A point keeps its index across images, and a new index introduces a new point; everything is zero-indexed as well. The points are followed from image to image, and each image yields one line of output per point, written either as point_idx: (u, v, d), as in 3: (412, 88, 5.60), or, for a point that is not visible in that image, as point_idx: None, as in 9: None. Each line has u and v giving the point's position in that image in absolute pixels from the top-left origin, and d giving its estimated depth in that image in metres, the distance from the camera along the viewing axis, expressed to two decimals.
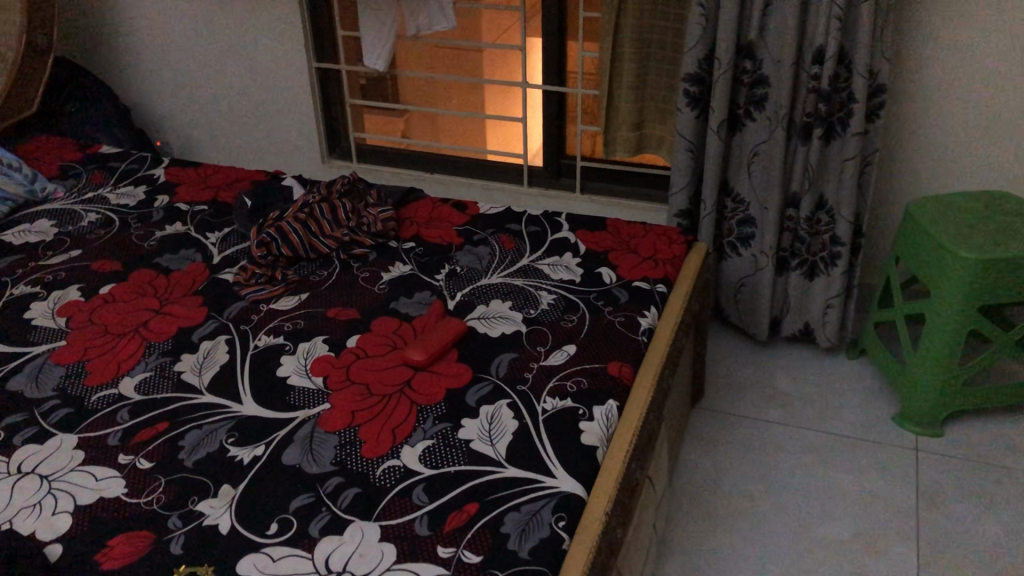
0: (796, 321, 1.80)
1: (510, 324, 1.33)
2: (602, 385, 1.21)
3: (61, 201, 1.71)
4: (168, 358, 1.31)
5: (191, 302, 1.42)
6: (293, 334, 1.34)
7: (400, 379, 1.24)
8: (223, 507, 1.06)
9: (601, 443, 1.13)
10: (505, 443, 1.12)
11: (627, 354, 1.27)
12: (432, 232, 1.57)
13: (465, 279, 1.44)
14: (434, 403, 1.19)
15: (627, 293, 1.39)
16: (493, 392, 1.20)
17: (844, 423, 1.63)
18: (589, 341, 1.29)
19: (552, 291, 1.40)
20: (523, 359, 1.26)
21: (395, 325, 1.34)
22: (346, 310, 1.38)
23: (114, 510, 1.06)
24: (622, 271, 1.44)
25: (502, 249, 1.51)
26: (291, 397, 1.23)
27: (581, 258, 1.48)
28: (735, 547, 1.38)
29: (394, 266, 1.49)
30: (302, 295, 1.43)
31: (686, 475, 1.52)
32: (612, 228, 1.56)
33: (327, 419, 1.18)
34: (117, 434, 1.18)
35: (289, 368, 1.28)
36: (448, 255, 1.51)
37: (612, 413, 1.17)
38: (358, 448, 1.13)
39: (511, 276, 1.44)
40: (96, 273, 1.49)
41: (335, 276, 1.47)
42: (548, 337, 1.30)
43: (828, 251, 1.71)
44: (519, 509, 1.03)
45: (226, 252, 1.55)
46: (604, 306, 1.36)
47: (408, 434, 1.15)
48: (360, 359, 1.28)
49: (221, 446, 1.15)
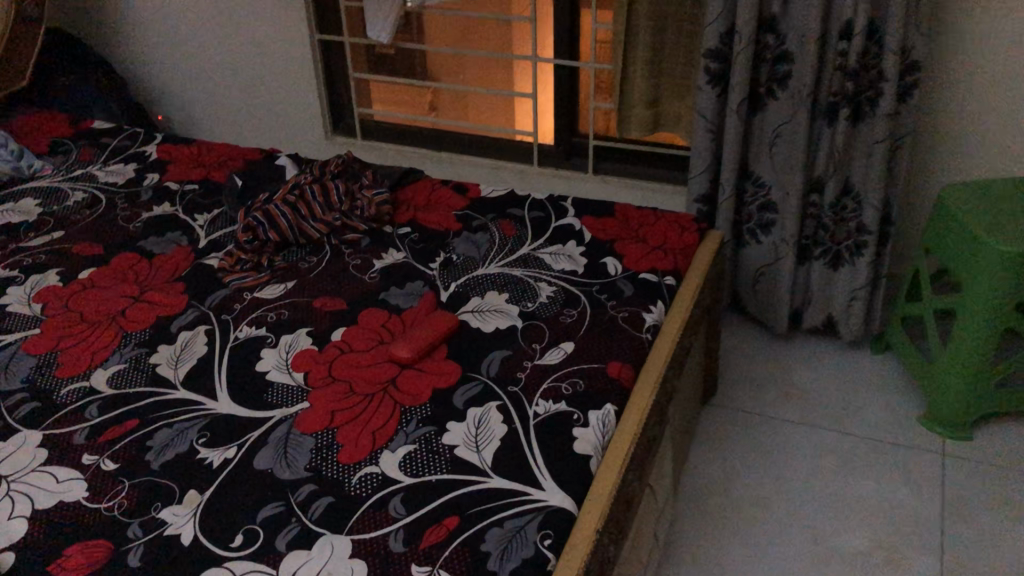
0: (819, 313, 1.70)
1: (505, 318, 1.24)
2: (600, 387, 1.12)
3: (48, 179, 1.64)
4: (144, 349, 1.25)
5: (172, 289, 1.35)
6: (275, 325, 1.27)
7: (385, 377, 1.16)
8: (188, 515, 0.99)
9: (595, 451, 1.05)
10: (492, 451, 1.04)
11: (629, 353, 1.18)
12: (428, 217, 1.49)
13: (461, 268, 1.36)
14: (419, 404, 1.12)
15: (633, 286, 1.30)
16: (483, 393, 1.12)
17: (865, 424, 1.53)
18: (588, 337, 1.20)
19: (552, 283, 1.31)
20: (516, 357, 1.17)
21: (383, 317, 1.26)
22: (333, 300, 1.31)
23: (73, 516, 1.00)
24: (628, 261, 1.35)
25: (501, 236, 1.42)
26: (269, 395, 1.15)
27: (585, 247, 1.39)
28: (744, 557, 1.30)
29: (387, 253, 1.41)
30: (288, 283, 1.35)
31: (695, 477, 1.44)
32: (620, 214, 1.47)
33: (305, 420, 1.11)
34: (83, 432, 1.11)
35: (269, 363, 1.20)
36: (445, 242, 1.42)
37: (609, 418, 1.09)
38: (335, 452, 1.06)
39: (509, 266, 1.35)
40: (78, 257, 1.43)
41: (324, 263, 1.39)
42: (545, 333, 1.21)
43: (853, 240, 1.60)
44: (502, 525, 0.96)
45: (213, 235, 1.48)
46: (607, 300, 1.27)
47: (389, 437, 1.07)
48: (344, 354, 1.20)
49: (192, 447, 1.08)
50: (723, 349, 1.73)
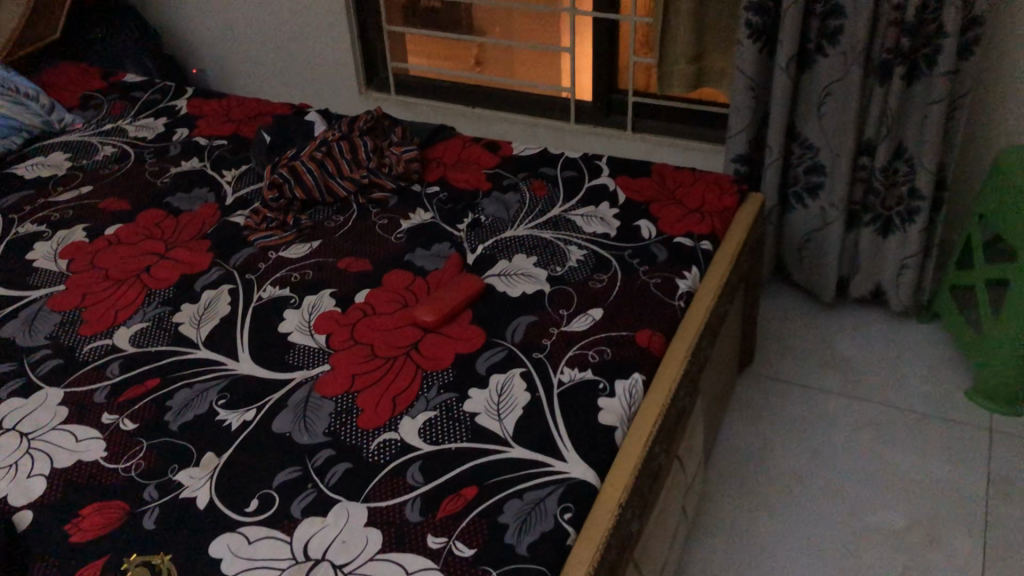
0: (867, 281, 1.64)
1: (533, 283, 1.21)
2: (628, 356, 1.09)
3: (78, 133, 1.63)
4: (168, 308, 1.23)
5: (198, 247, 1.33)
6: (299, 285, 1.24)
7: (407, 341, 1.13)
8: (204, 478, 0.98)
9: (621, 422, 1.01)
10: (514, 419, 1.01)
11: (660, 321, 1.14)
12: (458, 176, 1.45)
13: (489, 230, 1.32)
14: (441, 370, 1.09)
15: (667, 250, 1.25)
16: (507, 359, 1.09)
17: (910, 397, 1.47)
18: (617, 304, 1.16)
19: (583, 246, 1.27)
20: (543, 323, 1.14)
21: (408, 279, 1.23)
22: (358, 261, 1.28)
23: (91, 476, 0.99)
24: (663, 224, 1.30)
25: (532, 197, 1.38)
26: (290, 356, 1.13)
27: (619, 209, 1.34)
28: (776, 532, 1.26)
29: (415, 213, 1.37)
30: (314, 243, 1.32)
31: (729, 447, 1.40)
32: (657, 174, 1.41)
33: (325, 383, 1.09)
34: (104, 391, 1.11)
35: (291, 324, 1.18)
36: (474, 203, 1.38)
37: (636, 388, 1.05)
38: (354, 417, 1.04)
39: (539, 228, 1.31)
40: (105, 213, 1.42)
41: (351, 223, 1.36)
42: (573, 299, 1.17)
43: (905, 205, 1.53)
44: (521, 496, 0.93)
45: (240, 192, 1.45)
46: (639, 265, 1.23)
47: (409, 403, 1.05)
48: (366, 316, 1.18)
49: (211, 408, 1.07)
50: (763, 315, 1.68)
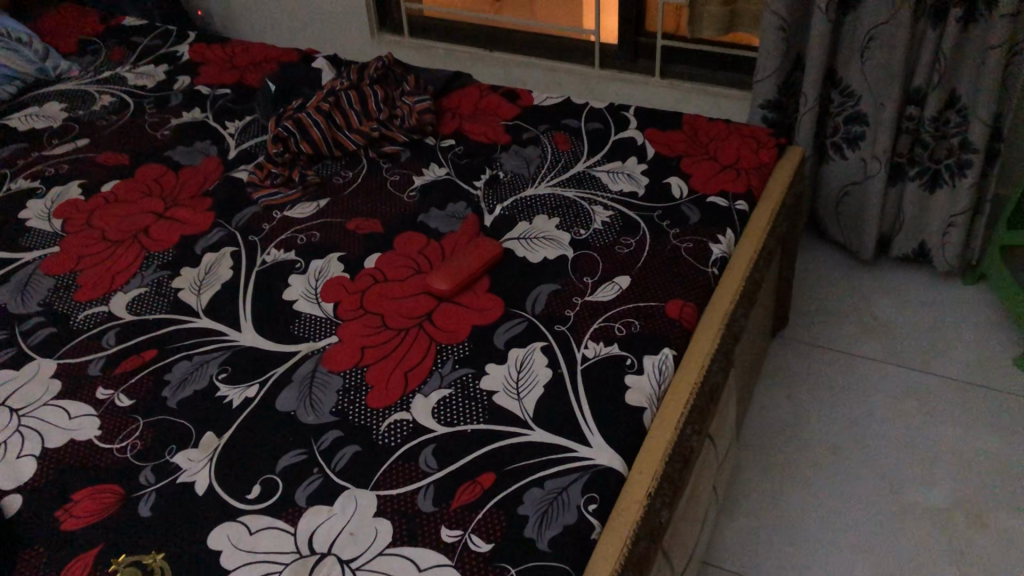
0: (911, 240, 1.55)
1: (555, 248, 1.12)
2: (658, 330, 1.01)
3: (75, 81, 1.55)
4: (167, 272, 1.16)
5: (199, 206, 1.26)
6: (306, 248, 1.17)
7: (420, 311, 1.06)
8: (203, 460, 0.92)
9: (650, 403, 0.94)
10: (534, 400, 0.94)
11: (693, 289, 1.06)
12: (475, 128, 1.36)
13: (508, 188, 1.23)
14: (456, 343, 1.01)
15: (699, 211, 1.16)
16: (527, 332, 1.01)
17: (956, 363, 1.39)
18: (646, 272, 1.08)
19: (609, 207, 1.18)
20: (566, 293, 1.06)
21: (421, 243, 1.15)
22: (368, 221, 1.20)
23: (84, 456, 0.93)
24: (695, 182, 1.21)
25: (554, 153, 1.29)
26: (295, 327, 1.06)
27: (648, 165, 1.25)
28: (812, 508, 1.20)
29: (429, 169, 1.29)
30: (322, 201, 1.24)
31: (763, 417, 1.33)
32: (688, 126, 1.32)
33: (332, 356, 1.02)
34: (99, 362, 1.04)
35: (297, 291, 1.11)
36: (492, 158, 1.30)
37: (666, 364, 0.97)
38: (363, 394, 0.97)
39: (562, 186, 1.23)
40: (102, 168, 1.34)
41: (361, 180, 1.28)
42: (599, 266, 1.09)
43: (955, 158, 1.42)
44: (542, 485, 0.86)
45: (244, 145, 1.37)
46: (669, 227, 1.14)
47: (422, 379, 0.98)
48: (377, 283, 1.10)
49: (211, 383, 1.00)
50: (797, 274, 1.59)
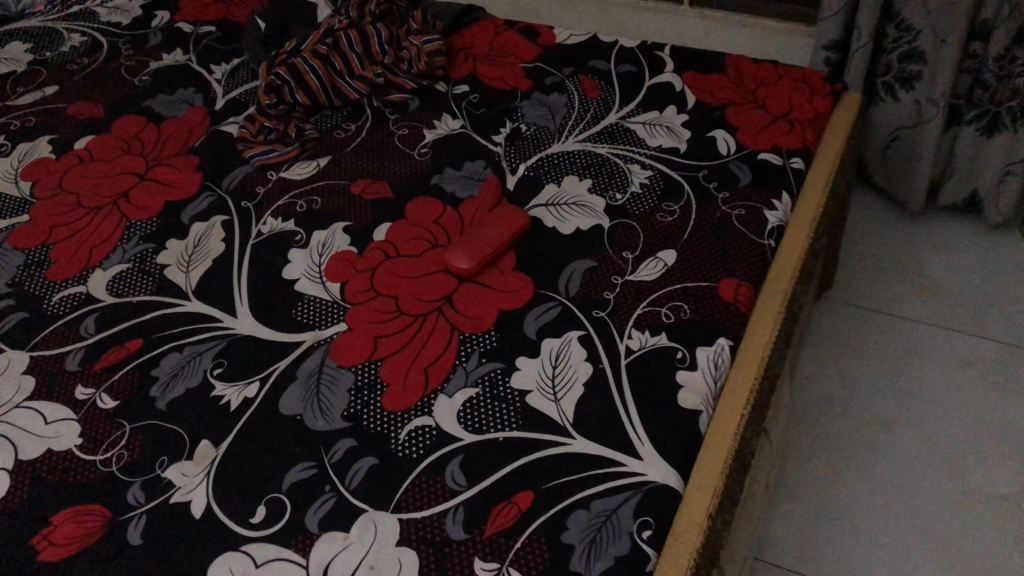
0: (961, 188, 1.40)
1: (588, 217, 1.00)
2: (711, 316, 0.89)
3: (40, 17, 1.38)
4: (150, 246, 1.03)
5: (184, 166, 1.12)
6: (306, 217, 1.04)
7: (439, 293, 0.94)
8: (199, 476, 0.81)
9: (705, 405, 0.82)
10: (573, 401, 0.83)
11: (746, 266, 0.93)
12: (492, 71, 1.21)
13: (532, 144, 1.10)
14: (482, 333, 0.89)
15: (750, 171, 1.03)
16: (561, 319, 0.90)
17: (1015, 329, 1.28)
18: (693, 245, 0.96)
19: (646, 166, 1.05)
20: (603, 272, 0.94)
21: (436, 210, 1.02)
22: (375, 184, 1.07)
23: (62, 471, 0.82)
24: (742, 136, 1.07)
25: (583, 102, 1.15)
26: (297, 311, 0.94)
27: (688, 116, 1.11)
28: (865, 497, 1.11)
29: (441, 120, 1.15)
30: (322, 159, 1.11)
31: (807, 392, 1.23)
32: (732, 69, 1.17)
33: (340, 348, 0.90)
34: (76, 355, 0.92)
35: (298, 269, 0.98)
36: (512, 108, 1.16)
37: (722, 357, 0.86)
38: (377, 394, 0.85)
39: (593, 141, 1.09)
40: (74, 121, 1.20)
41: (365, 134, 1.14)
42: (639, 239, 0.97)
43: (1020, 101, 1.26)
44: (588, 508, 0.75)
45: (233, 93, 1.22)
46: (717, 191, 1.01)
47: (444, 376, 0.86)
48: (389, 260, 0.97)
49: (205, 380, 0.88)
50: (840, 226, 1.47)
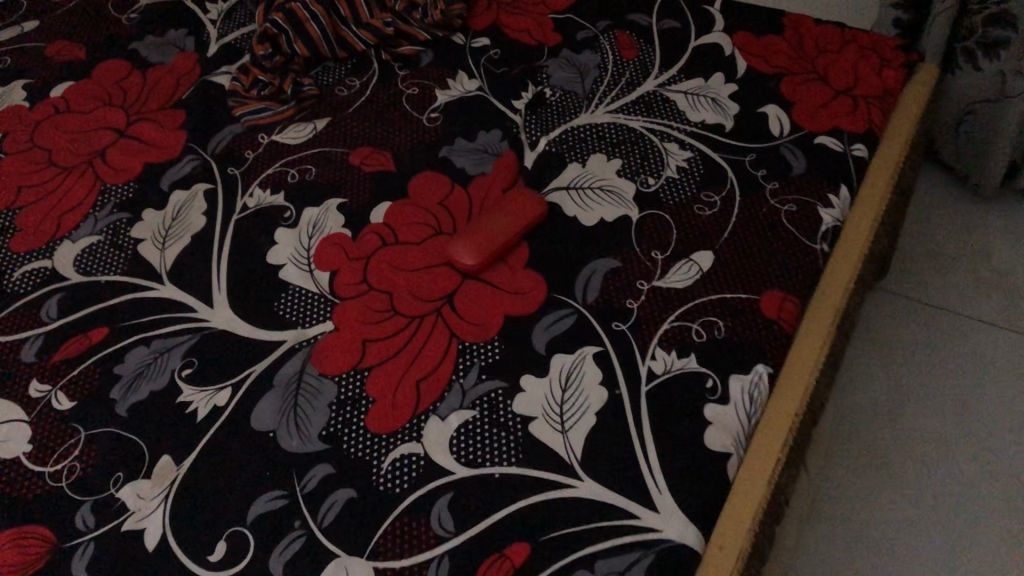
0: None
1: (615, 206, 0.87)
2: (748, 336, 0.77)
3: None
4: (125, 216, 0.93)
5: (167, 122, 1.00)
6: (297, 190, 0.92)
7: (439, 291, 0.82)
8: (156, 499, 0.71)
9: (736, 447, 0.71)
10: (583, 434, 0.72)
11: (793, 274, 0.81)
12: (516, 22, 1.07)
13: (556, 112, 0.97)
14: (484, 343, 0.78)
15: (805, 158, 0.90)
16: (576, 332, 0.78)
17: None
18: (733, 247, 0.83)
19: (686, 146, 0.92)
20: (627, 275, 0.82)
21: (443, 190, 0.90)
22: (377, 154, 0.95)
23: (7, 483, 0.73)
24: (797, 113, 0.93)
25: (617, 63, 1.01)
26: (279, 304, 0.83)
27: (737, 87, 0.97)
28: (909, 519, 1.04)
29: (456, 79, 1.02)
30: (320, 121, 0.99)
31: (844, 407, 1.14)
32: (790, 30, 1.02)
33: (323, 352, 0.79)
34: (34, 344, 0.83)
35: (284, 253, 0.87)
36: (537, 67, 1.02)
37: (758, 388, 0.74)
38: (361, 411, 0.75)
39: (626, 112, 0.96)
40: (51, 64, 1.08)
41: (369, 94, 1.01)
42: (672, 236, 0.84)
43: None
44: (592, 569, 0.64)
45: (227, 38, 1.10)
46: (765, 181, 0.88)
47: (438, 393, 0.75)
48: (386, 248, 0.86)
49: (172, 382, 0.79)
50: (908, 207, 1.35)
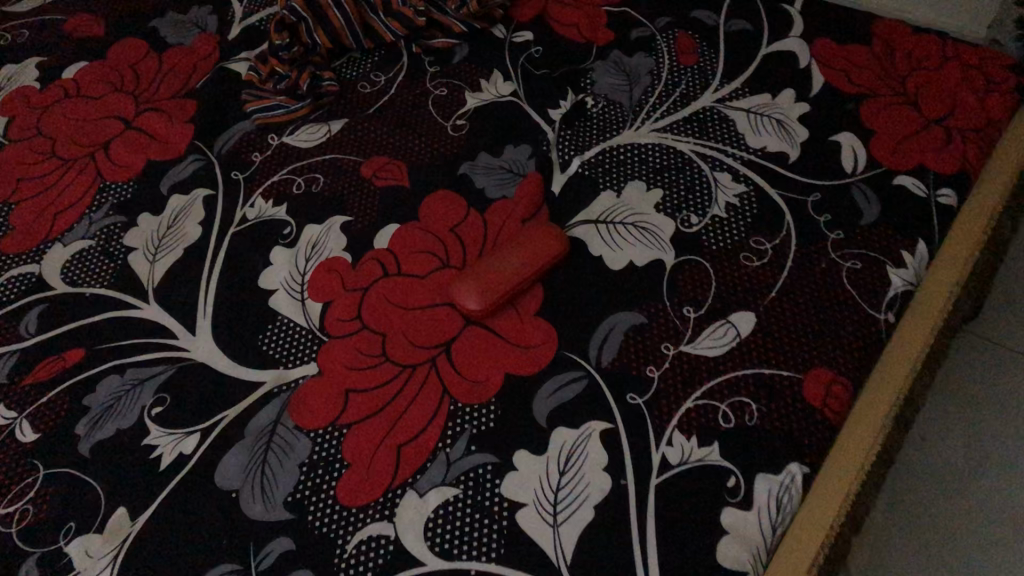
0: None
1: (648, 247, 0.76)
2: (784, 427, 0.65)
3: None
4: (120, 219, 0.86)
5: (176, 113, 0.93)
6: (301, 204, 0.84)
7: (437, 337, 0.73)
8: (104, 560, 0.65)
9: (755, 564, 0.60)
10: (576, 531, 0.62)
11: (846, 351, 0.68)
12: (565, 14, 0.95)
13: (595, 128, 0.85)
14: (479, 405, 0.69)
15: (879, 204, 0.76)
16: (584, 401, 0.68)
17: None
18: (780, 311, 0.71)
19: (740, 177, 0.79)
20: (652, 335, 0.71)
21: (457, 215, 0.80)
22: (392, 166, 0.85)
23: None
24: (876, 146, 0.80)
25: (673, 70, 0.89)
26: (263, 338, 0.76)
27: (809, 108, 0.84)
28: None
29: (489, 79, 0.91)
30: (335, 122, 0.90)
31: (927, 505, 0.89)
32: (878, 40, 0.88)
33: (302, 400, 0.71)
34: (8, 363, 0.77)
35: (277, 276, 0.79)
36: (581, 70, 0.90)
37: (790, 493, 0.63)
38: (332, 477, 0.67)
39: (676, 132, 0.84)
40: (67, 41, 1.02)
41: (392, 94, 0.92)
42: (710, 290, 0.73)
43: None
44: None
45: (252, 18, 1.01)
46: (827, 230, 0.75)
47: (419, 464, 0.67)
48: (386, 281, 0.77)
49: (140, 421, 0.72)
50: None
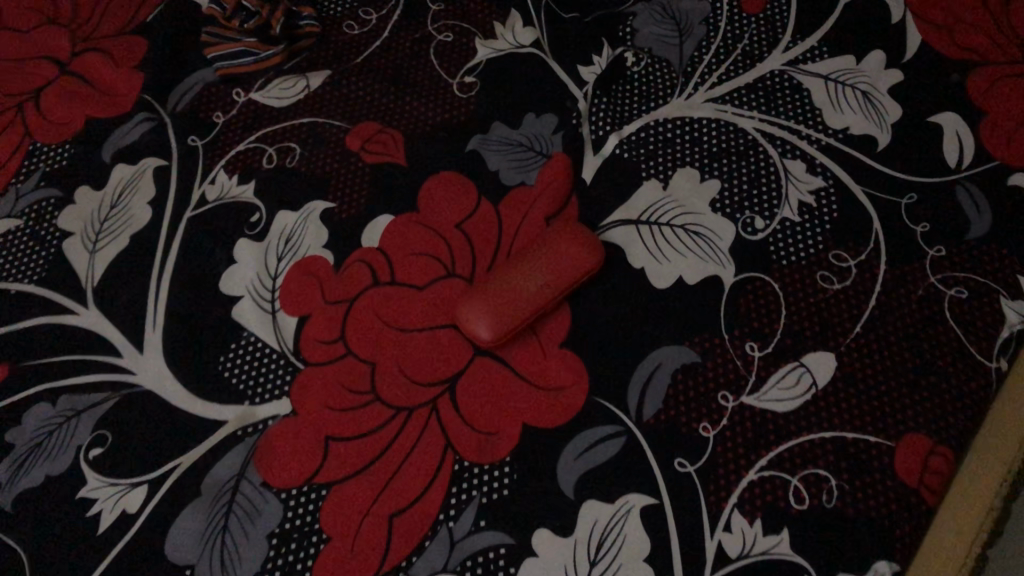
0: None
1: (701, 259, 0.61)
2: (870, 511, 0.53)
3: None
4: (53, 192, 0.70)
5: (121, 57, 0.76)
6: (273, 183, 0.69)
7: (439, 370, 0.59)
8: None
9: None
10: None
11: (949, 411, 0.55)
12: None
13: (636, 94, 0.69)
14: (490, 465, 0.56)
15: (990, 211, 0.61)
16: (622, 467, 0.55)
17: None
18: (865, 354, 0.57)
19: (816, 169, 0.64)
20: (706, 380, 0.57)
21: (465, 207, 0.65)
22: (384, 136, 0.70)
23: None
24: (986, 133, 0.64)
25: (732, 20, 0.72)
26: (225, 362, 0.61)
27: (903, 77, 0.67)
28: None
29: (504, 22, 0.74)
30: (314, 75, 0.73)
31: None
32: None
33: (272, 448, 0.58)
34: None
35: (243, 279, 0.65)
36: (618, 15, 0.73)
37: None
38: (308, 556, 0.54)
39: (736, 103, 0.68)
40: None
41: (386, 39, 0.75)
42: (778, 320, 0.59)
43: None
44: None
45: None
46: (925, 245, 0.60)
47: (415, 543, 0.54)
48: (376, 291, 0.62)
49: (75, 465, 0.59)
50: None
